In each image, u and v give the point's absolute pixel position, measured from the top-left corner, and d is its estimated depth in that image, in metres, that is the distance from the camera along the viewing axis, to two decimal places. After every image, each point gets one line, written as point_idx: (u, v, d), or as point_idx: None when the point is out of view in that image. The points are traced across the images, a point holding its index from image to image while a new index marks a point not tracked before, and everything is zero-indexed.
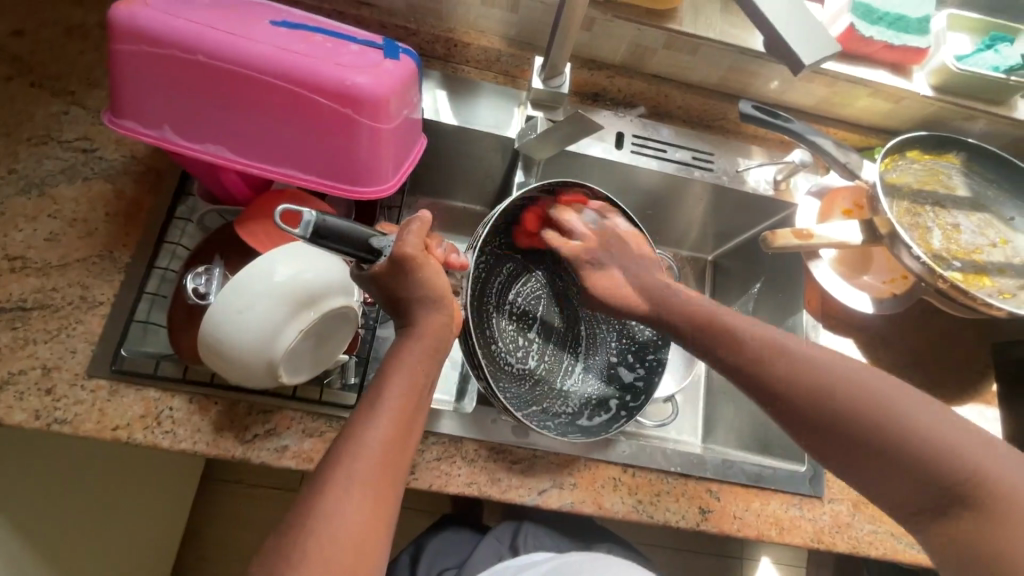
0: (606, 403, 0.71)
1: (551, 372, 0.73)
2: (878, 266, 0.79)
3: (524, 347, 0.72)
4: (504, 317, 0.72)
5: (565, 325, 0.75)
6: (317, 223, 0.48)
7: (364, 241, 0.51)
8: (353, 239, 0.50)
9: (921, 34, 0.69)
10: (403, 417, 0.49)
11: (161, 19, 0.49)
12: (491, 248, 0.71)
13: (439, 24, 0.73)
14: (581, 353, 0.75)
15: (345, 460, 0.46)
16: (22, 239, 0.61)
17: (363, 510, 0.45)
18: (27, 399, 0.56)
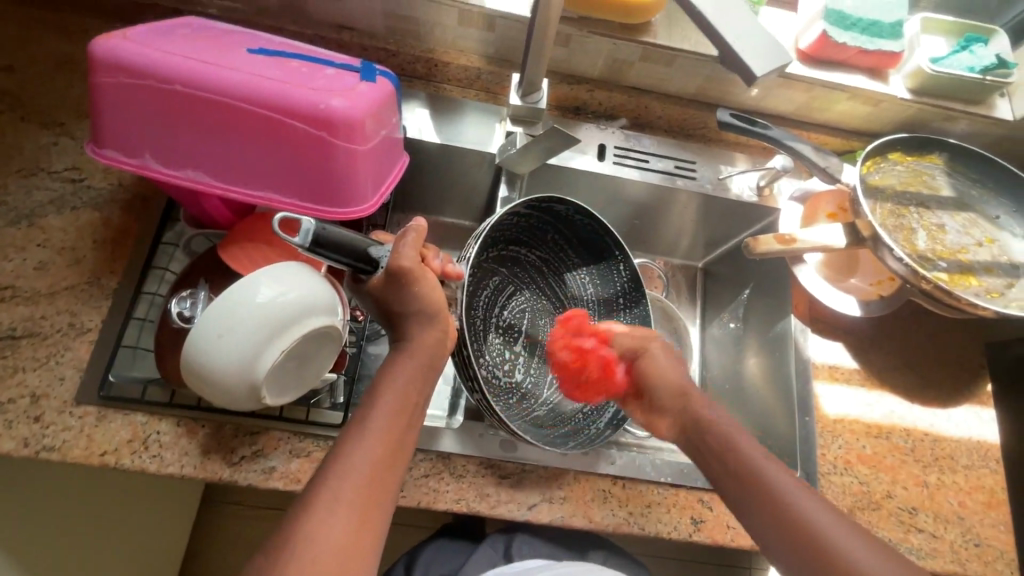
0: (591, 415, 0.72)
1: (536, 385, 0.72)
2: (864, 269, 0.79)
3: (510, 361, 0.71)
4: (491, 330, 0.71)
5: (548, 338, 0.75)
6: (319, 232, 0.48)
7: (364, 253, 0.52)
8: (353, 250, 0.51)
9: (895, 38, 0.70)
10: (389, 438, 0.50)
11: (139, 51, 0.50)
12: (479, 261, 0.69)
13: (419, 45, 0.75)
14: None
15: (331, 481, 0.47)
16: (12, 269, 0.62)
17: (349, 530, 0.45)
18: (16, 427, 0.57)
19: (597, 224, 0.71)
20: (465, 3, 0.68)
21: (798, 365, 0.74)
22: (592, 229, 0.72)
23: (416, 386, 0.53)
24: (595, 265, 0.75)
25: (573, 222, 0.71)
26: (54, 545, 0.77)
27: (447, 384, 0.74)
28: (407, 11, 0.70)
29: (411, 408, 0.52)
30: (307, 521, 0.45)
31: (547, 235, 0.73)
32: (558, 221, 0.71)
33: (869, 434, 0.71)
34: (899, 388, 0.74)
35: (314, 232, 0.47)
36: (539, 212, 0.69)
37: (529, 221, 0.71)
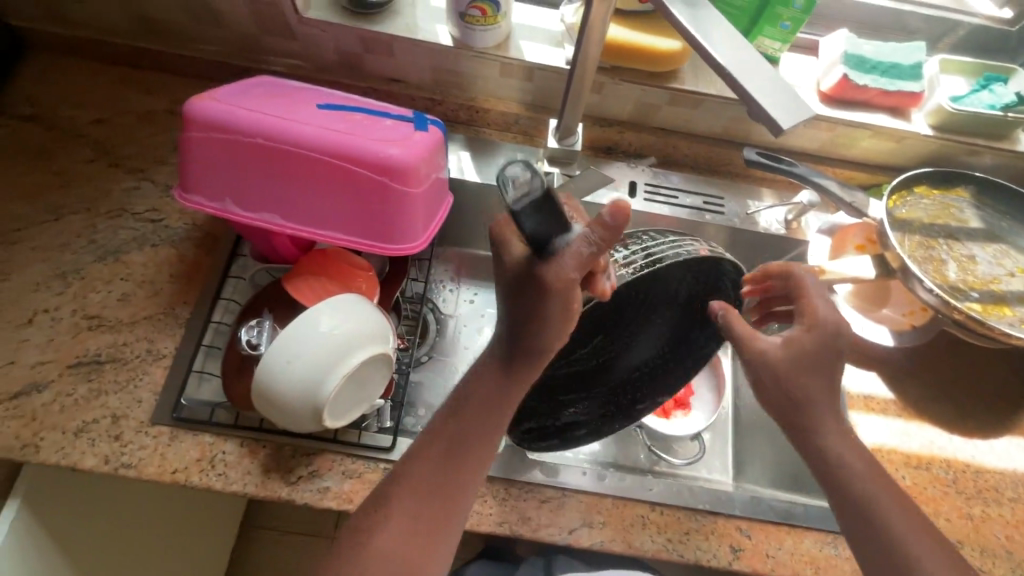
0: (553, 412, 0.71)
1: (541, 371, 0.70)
2: (895, 299, 0.80)
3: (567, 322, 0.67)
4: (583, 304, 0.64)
5: (587, 331, 0.69)
6: (536, 196, 0.42)
7: (550, 239, 0.46)
8: (547, 230, 0.45)
9: (914, 79, 0.73)
10: (437, 472, 0.54)
11: (228, 109, 0.57)
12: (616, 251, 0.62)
13: (462, 94, 0.81)
14: (598, 354, 0.72)
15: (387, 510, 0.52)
16: (99, 300, 0.69)
17: (400, 549, 0.51)
18: (99, 445, 0.62)
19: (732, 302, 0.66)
20: (506, 57, 0.74)
21: None
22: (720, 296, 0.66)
23: (480, 414, 0.55)
24: (690, 323, 0.69)
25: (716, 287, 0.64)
26: (113, 560, 0.82)
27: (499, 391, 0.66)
28: (453, 65, 0.76)
29: (472, 433, 0.55)
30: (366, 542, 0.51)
31: (692, 279, 0.63)
32: (704, 281, 0.64)
33: (909, 463, 0.70)
34: (936, 418, 0.74)
35: (532, 192, 0.42)
36: (707, 270, 0.61)
37: (690, 270, 0.61)
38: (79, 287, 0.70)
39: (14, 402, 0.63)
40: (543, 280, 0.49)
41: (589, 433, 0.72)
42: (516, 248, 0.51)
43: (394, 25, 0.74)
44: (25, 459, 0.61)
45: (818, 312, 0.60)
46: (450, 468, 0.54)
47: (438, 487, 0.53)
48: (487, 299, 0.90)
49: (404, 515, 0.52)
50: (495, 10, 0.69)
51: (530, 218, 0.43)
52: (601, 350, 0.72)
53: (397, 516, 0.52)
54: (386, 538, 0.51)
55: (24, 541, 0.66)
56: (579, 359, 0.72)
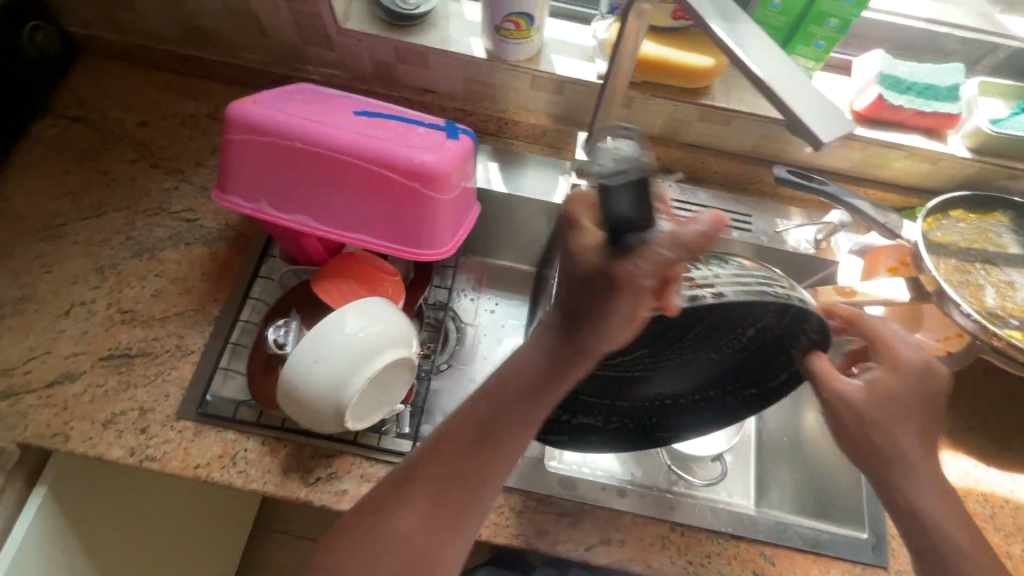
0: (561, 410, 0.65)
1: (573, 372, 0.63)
2: (929, 325, 0.75)
3: None
4: None
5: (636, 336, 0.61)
6: (626, 178, 0.39)
7: (627, 234, 0.42)
8: (630, 223, 0.41)
9: (951, 101, 0.72)
10: (468, 460, 0.51)
11: (269, 114, 0.59)
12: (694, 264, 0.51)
13: (492, 106, 0.82)
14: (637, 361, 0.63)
15: (412, 492, 0.50)
16: (133, 295, 0.71)
17: (420, 531, 0.50)
18: (125, 437, 0.64)
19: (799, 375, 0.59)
20: (538, 70, 0.75)
21: None
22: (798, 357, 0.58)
23: (513, 412, 0.51)
24: (755, 374, 0.61)
25: (791, 348, 0.56)
26: (129, 554, 0.83)
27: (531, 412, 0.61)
28: (485, 77, 0.78)
29: (501, 431, 0.51)
30: (388, 519, 0.50)
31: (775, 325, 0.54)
32: (785, 334, 0.54)
33: None
34: (972, 448, 0.71)
35: (627, 172, 0.39)
36: (789, 318, 0.52)
37: (768, 309, 0.50)
38: (115, 282, 0.72)
39: (48, 391, 0.65)
40: (614, 276, 0.44)
41: (602, 440, 0.67)
42: (585, 237, 0.46)
43: (429, 38, 0.75)
44: (55, 447, 0.62)
45: (906, 355, 0.56)
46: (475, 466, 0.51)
47: (463, 484, 0.51)
48: (508, 309, 0.90)
49: (426, 502, 0.50)
50: (529, 24, 0.70)
51: (611, 200, 0.40)
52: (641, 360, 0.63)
53: (415, 508, 0.50)
54: (407, 520, 0.50)
55: (48, 528, 0.68)
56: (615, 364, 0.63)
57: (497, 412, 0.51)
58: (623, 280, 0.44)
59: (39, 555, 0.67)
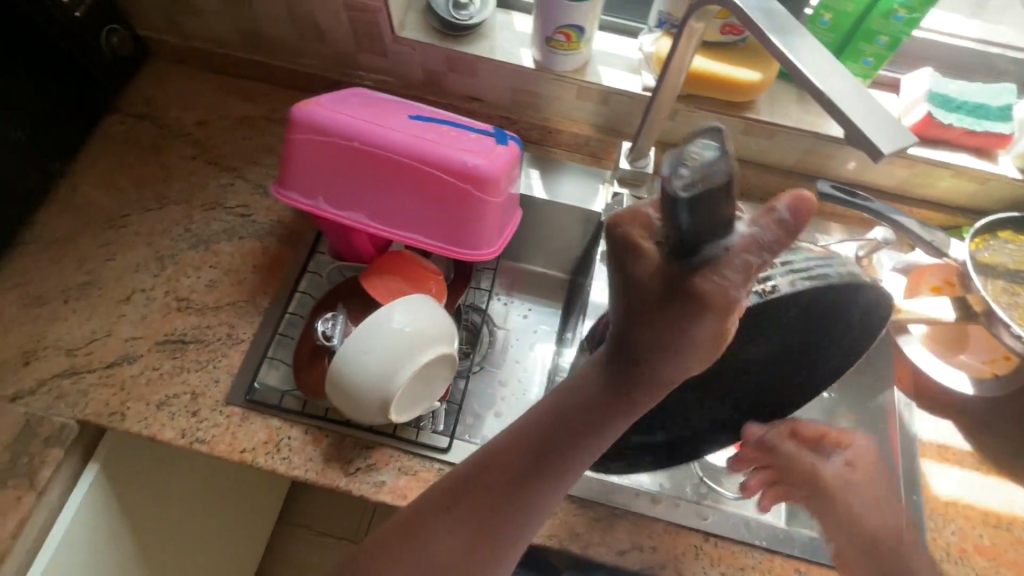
0: None
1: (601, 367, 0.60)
2: (974, 345, 0.74)
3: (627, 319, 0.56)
4: None
5: None
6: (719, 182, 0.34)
7: (706, 240, 0.38)
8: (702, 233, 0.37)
9: (1003, 120, 0.72)
10: (517, 480, 0.47)
11: (330, 115, 0.62)
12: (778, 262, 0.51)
13: (537, 115, 0.84)
14: None
15: (455, 506, 0.48)
16: (189, 284, 0.75)
17: (458, 549, 0.47)
18: (177, 418, 0.66)
19: (857, 339, 0.57)
20: (584, 81, 0.77)
21: (903, 440, 0.70)
22: (851, 328, 0.56)
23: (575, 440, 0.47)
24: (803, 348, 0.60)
25: (846, 316, 0.55)
26: (167, 536, 0.86)
27: None
28: (532, 86, 0.80)
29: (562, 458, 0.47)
30: (428, 532, 0.48)
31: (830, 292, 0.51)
32: (839, 304, 0.52)
33: (987, 521, 0.66)
34: (1019, 474, 0.69)
35: (716, 179, 0.35)
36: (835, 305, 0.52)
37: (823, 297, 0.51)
38: (172, 271, 0.75)
39: (108, 372, 0.68)
40: (694, 293, 0.39)
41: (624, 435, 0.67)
42: (646, 261, 0.41)
43: (480, 48, 0.78)
44: (112, 425, 0.66)
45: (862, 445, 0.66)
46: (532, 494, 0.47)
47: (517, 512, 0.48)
48: (542, 315, 0.91)
49: (468, 519, 0.48)
50: (579, 36, 0.72)
51: (693, 214, 0.36)
52: None
53: (463, 525, 0.48)
54: (448, 535, 0.48)
55: (98, 503, 0.71)
56: None
57: (557, 440, 0.47)
58: (706, 297, 0.39)
59: (88, 528, 0.70)
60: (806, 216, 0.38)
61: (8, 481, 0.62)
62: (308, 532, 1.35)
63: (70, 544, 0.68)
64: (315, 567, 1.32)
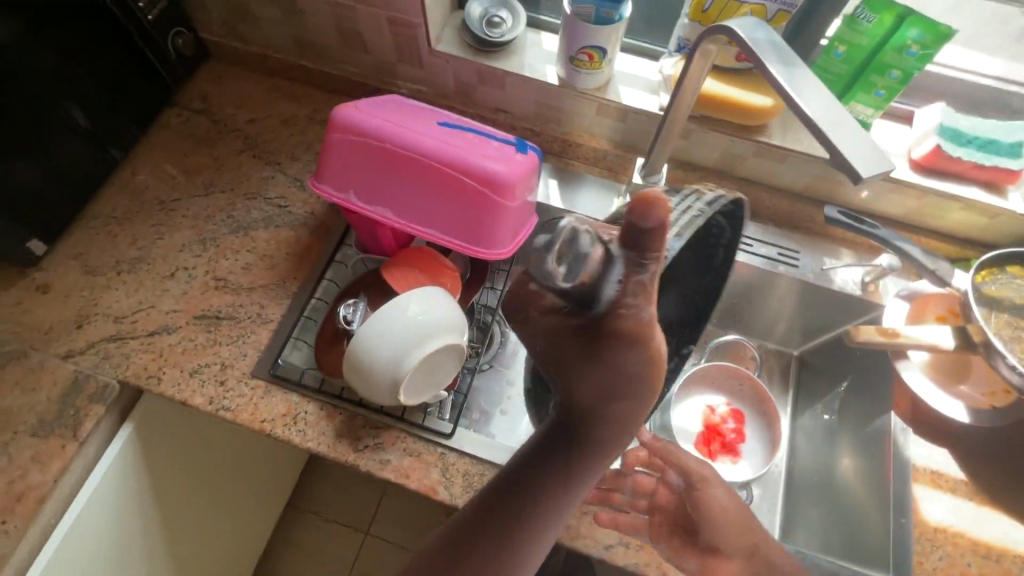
0: None
1: None
2: (975, 377, 0.78)
3: None
4: None
5: None
6: (587, 260, 0.46)
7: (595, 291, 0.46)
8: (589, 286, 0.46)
9: (1013, 157, 0.73)
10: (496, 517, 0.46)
11: (366, 118, 0.68)
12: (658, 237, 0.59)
13: (558, 128, 0.89)
14: None
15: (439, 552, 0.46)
16: (228, 265, 0.81)
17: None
18: (207, 386, 0.72)
19: (730, 245, 0.62)
20: (605, 98, 0.81)
21: (896, 465, 0.72)
22: (715, 244, 0.62)
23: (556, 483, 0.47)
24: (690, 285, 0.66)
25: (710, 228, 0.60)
26: (183, 500, 0.91)
27: None
28: (555, 101, 0.85)
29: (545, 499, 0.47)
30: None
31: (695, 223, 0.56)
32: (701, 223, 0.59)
33: (977, 551, 0.66)
34: (1014, 508, 0.69)
35: (584, 259, 0.46)
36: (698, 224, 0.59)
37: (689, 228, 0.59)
38: (213, 253, 0.82)
39: (149, 339, 0.75)
40: (612, 327, 0.46)
41: None
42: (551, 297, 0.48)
43: (509, 63, 0.83)
44: (149, 387, 0.72)
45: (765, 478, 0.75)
46: (535, 534, 0.47)
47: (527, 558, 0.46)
48: None
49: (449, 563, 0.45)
50: (602, 57, 0.76)
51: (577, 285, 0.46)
52: None
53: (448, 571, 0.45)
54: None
55: (130, 459, 0.77)
56: None
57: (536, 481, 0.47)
58: (627, 329, 0.46)
59: (119, 481, 0.76)
60: (658, 210, 0.41)
61: (55, 429, 0.69)
62: (315, 517, 1.40)
63: (101, 494, 0.74)
64: (320, 550, 1.37)
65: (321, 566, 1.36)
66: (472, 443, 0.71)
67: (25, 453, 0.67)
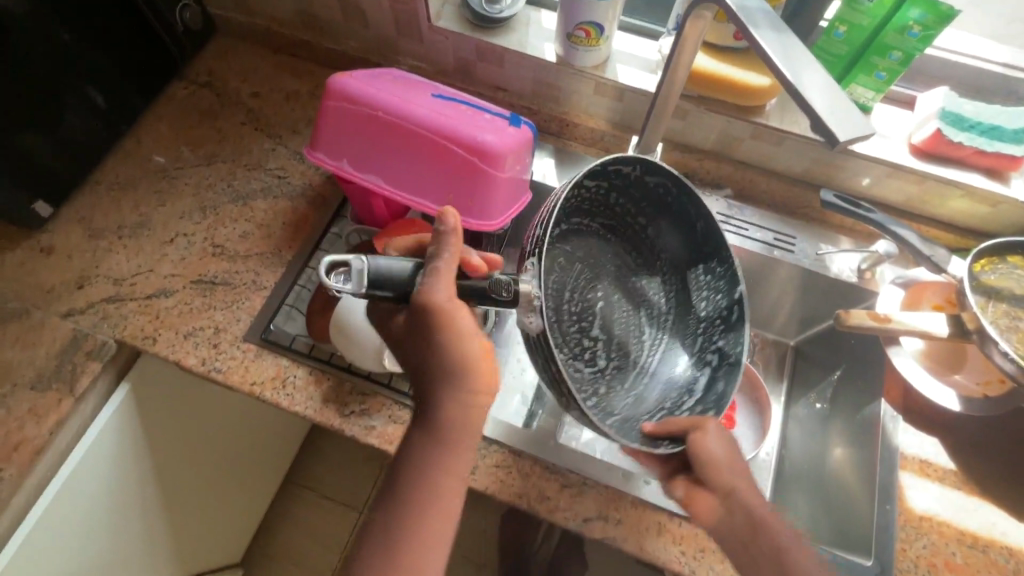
0: (648, 360, 0.70)
1: (607, 372, 0.68)
2: (971, 366, 0.76)
3: (604, 325, 0.70)
4: (621, 313, 0.71)
5: (623, 334, 0.71)
6: (369, 266, 0.51)
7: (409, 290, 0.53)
8: (398, 284, 0.52)
9: (1016, 143, 0.72)
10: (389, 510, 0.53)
11: (361, 86, 0.68)
12: (604, 215, 0.70)
13: (556, 107, 0.89)
14: (661, 315, 0.73)
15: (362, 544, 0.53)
16: (226, 233, 0.83)
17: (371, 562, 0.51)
18: (200, 348, 0.74)
19: (680, 193, 0.67)
20: (602, 76, 0.81)
21: (883, 451, 0.71)
22: (675, 201, 0.68)
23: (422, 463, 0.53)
24: (683, 248, 0.71)
25: (642, 185, 0.67)
26: (176, 464, 0.93)
27: (633, 397, 0.68)
28: (553, 79, 0.85)
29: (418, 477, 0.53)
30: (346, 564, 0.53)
31: (573, 203, 0.66)
32: (630, 184, 0.67)
33: (962, 541, 0.65)
34: (1004, 500, 0.68)
35: (361, 266, 0.50)
36: (629, 185, 0.67)
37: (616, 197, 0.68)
38: (212, 221, 0.84)
39: (146, 301, 0.77)
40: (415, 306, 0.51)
41: (710, 388, 0.67)
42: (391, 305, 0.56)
43: (508, 40, 0.84)
44: (144, 347, 0.74)
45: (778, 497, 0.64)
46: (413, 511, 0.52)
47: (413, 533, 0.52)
48: None
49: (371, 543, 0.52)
50: (599, 34, 0.76)
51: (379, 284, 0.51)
52: (656, 326, 0.72)
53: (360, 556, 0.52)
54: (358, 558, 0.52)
55: (126, 419, 0.79)
56: (626, 354, 0.70)
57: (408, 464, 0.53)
58: (423, 308, 0.51)
59: (114, 440, 0.78)
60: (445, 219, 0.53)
61: (52, 384, 0.71)
62: (311, 493, 1.42)
63: (97, 451, 0.76)
64: (313, 525, 1.39)
65: (315, 541, 1.38)
66: None
67: (23, 406, 0.69)
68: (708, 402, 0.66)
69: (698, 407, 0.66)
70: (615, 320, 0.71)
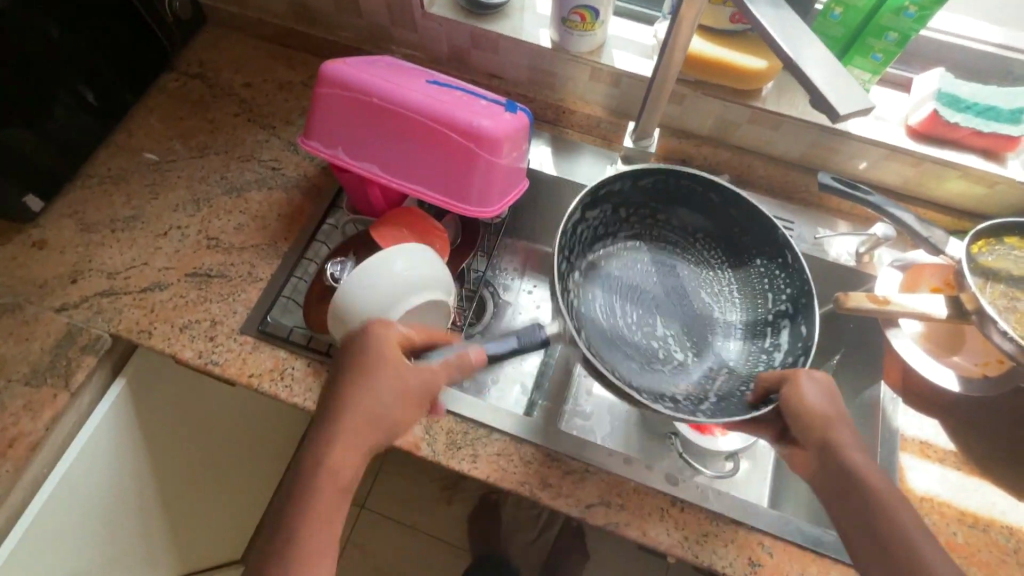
0: (714, 340, 0.77)
1: (677, 367, 0.75)
2: (970, 348, 0.75)
3: (658, 323, 0.78)
4: (671, 306, 0.79)
5: (685, 327, 0.78)
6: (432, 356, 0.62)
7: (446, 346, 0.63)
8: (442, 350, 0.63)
9: (1013, 123, 0.71)
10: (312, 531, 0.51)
11: (355, 73, 0.68)
12: (621, 227, 0.80)
13: (552, 95, 0.88)
14: (710, 286, 0.80)
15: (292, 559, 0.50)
16: (220, 226, 0.82)
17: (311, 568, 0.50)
18: (196, 341, 0.73)
19: (687, 180, 0.75)
20: (598, 62, 0.81)
21: (884, 432, 0.71)
22: (683, 186, 0.76)
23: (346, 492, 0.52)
24: (702, 221, 0.79)
25: (645, 186, 0.76)
26: (174, 460, 0.93)
27: (714, 383, 0.73)
28: (548, 66, 0.84)
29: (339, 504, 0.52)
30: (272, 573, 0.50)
31: (588, 235, 0.78)
32: (634, 189, 0.76)
33: (963, 520, 0.66)
34: (1003, 480, 0.68)
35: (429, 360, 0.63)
36: (635, 190, 0.76)
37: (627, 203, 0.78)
38: (205, 213, 0.83)
39: (141, 295, 0.76)
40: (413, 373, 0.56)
41: (790, 342, 0.71)
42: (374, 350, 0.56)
43: (503, 26, 0.83)
44: (140, 341, 0.73)
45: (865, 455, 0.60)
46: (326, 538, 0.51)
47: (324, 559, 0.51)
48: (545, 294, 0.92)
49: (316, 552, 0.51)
50: (594, 18, 0.76)
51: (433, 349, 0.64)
52: (719, 303, 0.79)
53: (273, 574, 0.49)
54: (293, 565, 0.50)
55: (122, 414, 0.78)
56: (694, 343, 0.77)
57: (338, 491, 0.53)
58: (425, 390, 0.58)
59: (111, 435, 0.77)
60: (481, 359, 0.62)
61: (46, 379, 0.70)
62: None
63: (94, 447, 0.75)
64: None
65: None
66: (456, 401, 0.70)
67: (17, 402, 0.69)
68: (792, 350, 0.71)
69: (790, 357, 0.70)
70: (667, 312, 0.79)
